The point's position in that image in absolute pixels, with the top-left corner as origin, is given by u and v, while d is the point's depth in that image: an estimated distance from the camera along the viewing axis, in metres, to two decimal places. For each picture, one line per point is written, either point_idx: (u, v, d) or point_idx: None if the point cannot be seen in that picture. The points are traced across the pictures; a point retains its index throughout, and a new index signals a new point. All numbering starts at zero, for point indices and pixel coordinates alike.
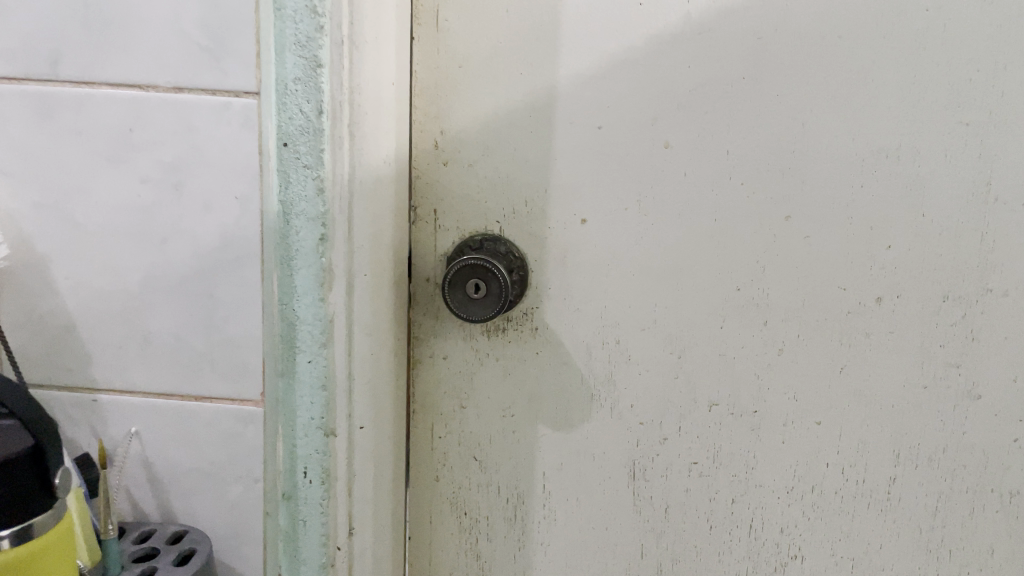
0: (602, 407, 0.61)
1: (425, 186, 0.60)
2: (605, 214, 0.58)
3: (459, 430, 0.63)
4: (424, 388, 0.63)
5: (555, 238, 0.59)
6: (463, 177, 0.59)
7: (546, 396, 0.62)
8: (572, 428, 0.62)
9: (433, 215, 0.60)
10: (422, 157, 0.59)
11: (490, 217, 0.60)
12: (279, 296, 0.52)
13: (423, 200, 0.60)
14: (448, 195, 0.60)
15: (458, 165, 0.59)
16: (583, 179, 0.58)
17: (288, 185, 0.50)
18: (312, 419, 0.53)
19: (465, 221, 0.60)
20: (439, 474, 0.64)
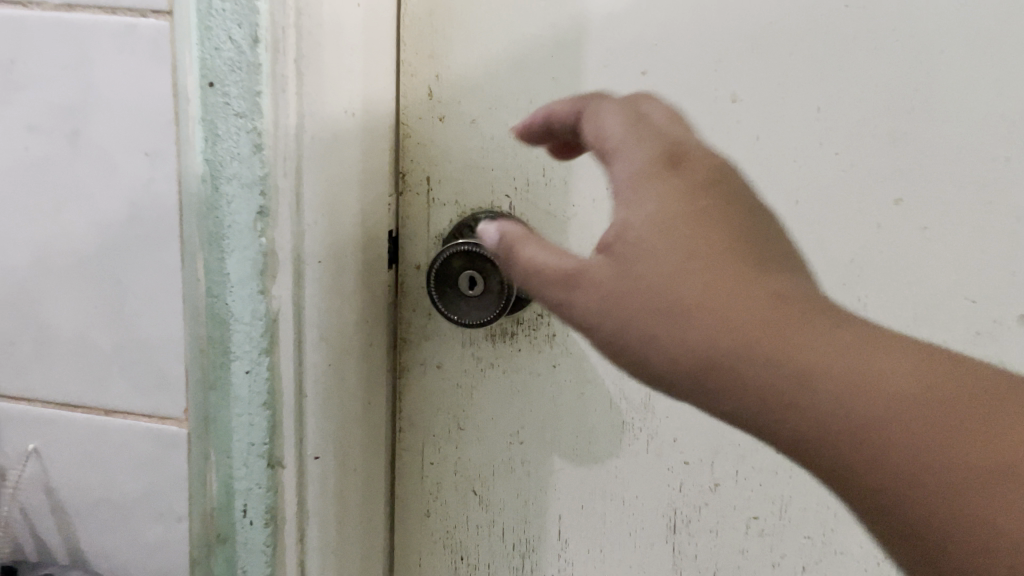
0: (635, 443, 0.47)
1: (416, 148, 0.47)
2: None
3: (455, 457, 0.51)
4: (413, 403, 0.50)
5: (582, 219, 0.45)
6: (466, 137, 0.46)
7: (564, 422, 0.48)
8: (598, 464, 0.48)
9: (426, 184, 0.47)
10: (413, 109, 0.46)
11: (498, 189, 0.46)
12: (206, 285, 0.40)
13: (415, 166, 0.47)
14: (446, 159, 0.46)
15: (458, 121, 0.46)
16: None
17: (216, 140, 0.38)
18: (252, 445, 0.42)
19: (467, 193, 0.46)
20: (430, 509, 0.52)
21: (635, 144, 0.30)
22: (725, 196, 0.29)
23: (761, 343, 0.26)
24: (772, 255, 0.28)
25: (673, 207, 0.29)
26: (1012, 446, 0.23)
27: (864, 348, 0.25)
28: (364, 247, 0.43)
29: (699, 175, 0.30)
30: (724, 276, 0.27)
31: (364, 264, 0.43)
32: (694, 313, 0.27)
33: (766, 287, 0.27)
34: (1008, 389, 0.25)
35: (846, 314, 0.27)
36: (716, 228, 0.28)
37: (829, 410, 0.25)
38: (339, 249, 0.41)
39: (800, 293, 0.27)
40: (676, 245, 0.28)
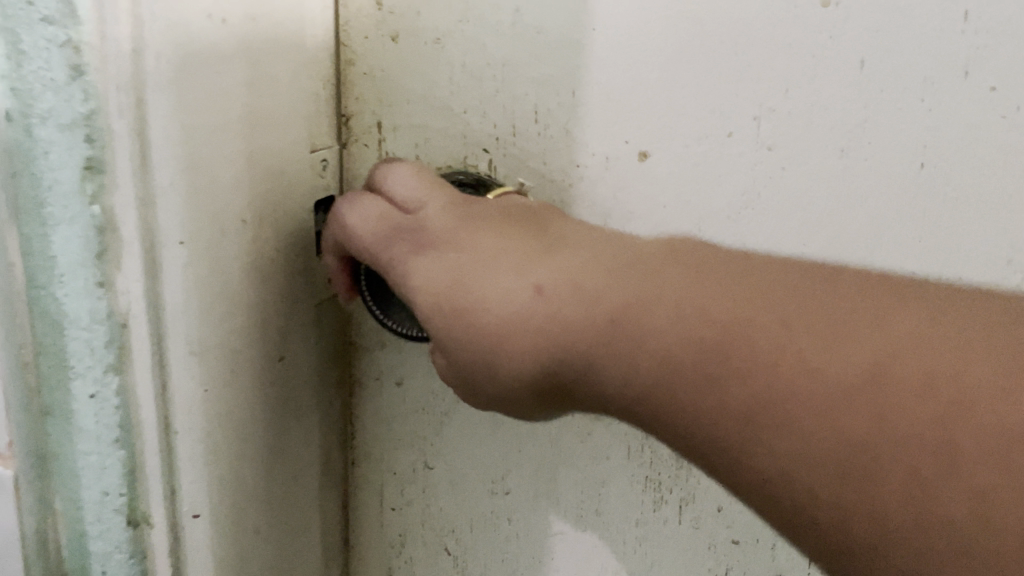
0: (663, 507, 0.35)
1: (364, 81, 0.35)
2: (678, 148, 0.31)
3: (423, 505, 0.39)
4: (367, 428, 0.38)
5: (587, 185, 0.33)
6: (427, 63, 0.33)
7: (564, 476, 0.36)
8: (612, 534, 0.36)
9: (379, 132, 0.35)
10: (358, 24, 0.34)
11: (473, 140, 0.34)
12: (29, 272, 0.28)
13: (361, 104, 0.35)
14: (402, 92, 0.34)
15: (417, 43, 0.33)
16: (647, 74, 0.30)
17: (25, 62, 0.26)
18: (105, 496, 0.30)
19: (432, 143, 0.34)
20: (394, 567, 0.41)
21: (392, 239, 0.29)
22: (470, 233, 0.28)
23: (554, 337, 0.25)
24: (557, 237, 0.28)
25: (438, 280, 0.28)
26: (831, 370, 0.21)
27: (623, 300, 0.24)
28: (274, 218, 0.30)
29: (451, 222, 0.28)
30: (506, 276, 0.26)
31: (275, 245, 0.30)
32: (486, 332, 0.26)
33: (539, 281, 0.26)
34: (836, 280, 0.23)
35: (621, 273, 0.25)
36: (488, 245, 0.27)
37: (662, 397, 0.23)
38: (235, 217, 0.28)
39: (566, 270, 0.26)
40: (450, 280, 0.27)
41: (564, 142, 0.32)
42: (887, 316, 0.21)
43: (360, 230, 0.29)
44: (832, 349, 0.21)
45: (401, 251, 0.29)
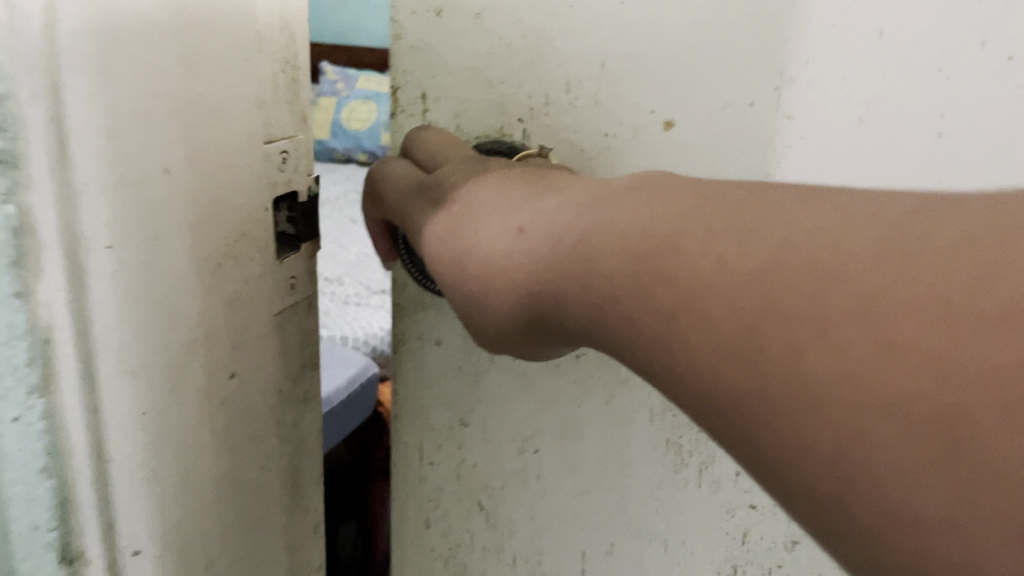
0: (685, 469, 0.41)
1: (409, 52, 0.37)
2: (705, 110, 0.34)
3: (459, 461, 0.46)
4: (408, 384, 0.45)
5: (617, 149, 0.36)
6: (468, 33, 0.36)
7: (588, 438, 0.42)
8: (631, 489, 0.43)
9: (421, 103, 0.38)
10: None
11: (508, 111, 0.37)
12: None
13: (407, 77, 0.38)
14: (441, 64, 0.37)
15: (461, 14, 0.36)
16: (678, 36, 0.33)
17: None
18: (35, 530, 0.27)
19: (468, 115, 0.37)
20: (430, 519, 0.48)
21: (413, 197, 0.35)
22: (475, 180, 0.32)
23: (530, 266, 0.27)
24: (554, 182, 0.30)
25: (441, 225, 0.31)
26: (801, 338, 0.19)
27: (595, 255, 0.24)
28: (224, 181, 0.28)
29: (461, 175, 0.33)
30: (495, 223, 0.29)
31: (274, 200, 0.31)
32: (482, 267, 0.29)
33: (521, 224, 0.28)
34: (832, 211, 0.20)
35: (600, 219, 0.25)
36: (496, 194, 0.30)
37: (611, 317, 0.24)
38: (160, 165, 0.25)
39: (545, 211, 0.28)
40: (454, 222, 0.31)
41: (607, 107, 0.35)
42: (873, 265, 0.18)
43: (397, 187, 0.36)
44: (795, 317, 0.19)
45: (420, 206, 0.34)
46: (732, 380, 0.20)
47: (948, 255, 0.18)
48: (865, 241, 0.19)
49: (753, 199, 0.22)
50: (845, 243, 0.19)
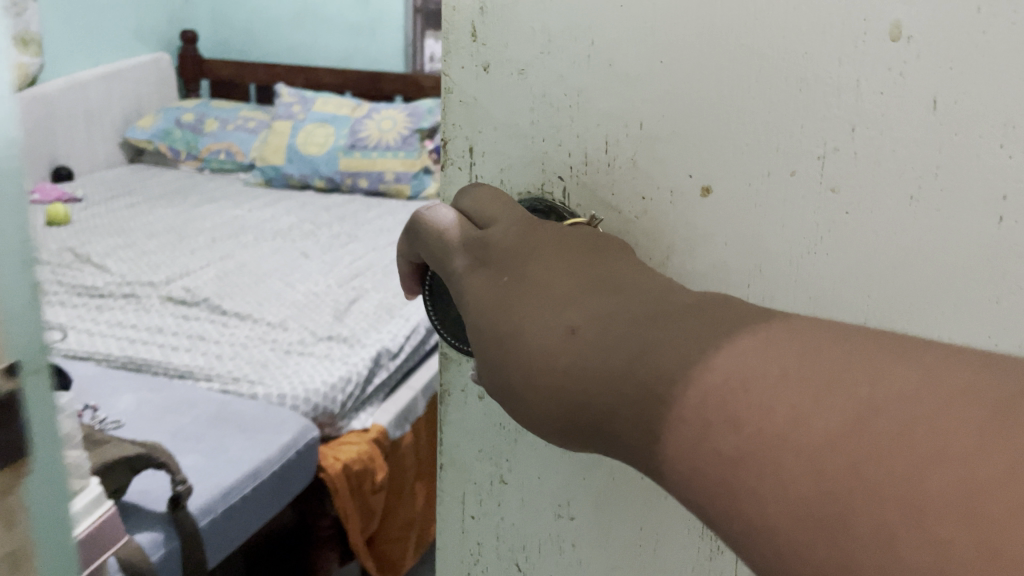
0: (719, 556, 0.44)
1: (460, 105, 0.44)
2: (740, 184, 0.40)
3: (497, 519, 0.47)
4: (452, 437, 0.47)
5: (653, 212, 0.42)
6: (516, 98, 0.42)
7: (619, 504, 0.45)
8: (657, 559, 0.45)
9: (469, 154, 0.45)
10: (460, 54, 0.43)
11: (549, 169, 0.43)
12: None
13: (456, 132, 0.45)
14: (491, 124, 0.44)
15: (507, 74, 0.42)
16: (723, 116, 0.39)
17: None
18: None
19: (511, 168, 0.44)
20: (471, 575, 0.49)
21: (461, 251, 0.38)
22: (526, 253, 0.36)
23: (573, 376, 0.30)
24: (610, 287, 0.33)
25: (488, 295, 0.35)
26: (869, 507, 0.22)
27: (669, 373, 0.28)
28: None
29: (516, 237, 0.37)
30: (550, 314, 0.32)
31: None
32: (530, 364, 0.32)
33: (574, 326, 0.31)
34: (920, 370, 0.24)
35: (674, 341, 0.29)
36: (540, 275, 0.34)
37: (668, 447, 0.27)
38: None
39: (593, 317, 0.31)
40: (497, 303, 0.35)
41: (651, 177, 0.41)
42: (972, 449, 0.22)
43: (437, 234, 0.39)
44: (876, 483, 0.23)
45: (465, 262, 0.38)
46: (791, 527, 0.24)
47: (1016, 477, 0.21)
48: (959, 426, 0.22)
49: (863, 362, 0.25)
50: (936, 428, 0.23)
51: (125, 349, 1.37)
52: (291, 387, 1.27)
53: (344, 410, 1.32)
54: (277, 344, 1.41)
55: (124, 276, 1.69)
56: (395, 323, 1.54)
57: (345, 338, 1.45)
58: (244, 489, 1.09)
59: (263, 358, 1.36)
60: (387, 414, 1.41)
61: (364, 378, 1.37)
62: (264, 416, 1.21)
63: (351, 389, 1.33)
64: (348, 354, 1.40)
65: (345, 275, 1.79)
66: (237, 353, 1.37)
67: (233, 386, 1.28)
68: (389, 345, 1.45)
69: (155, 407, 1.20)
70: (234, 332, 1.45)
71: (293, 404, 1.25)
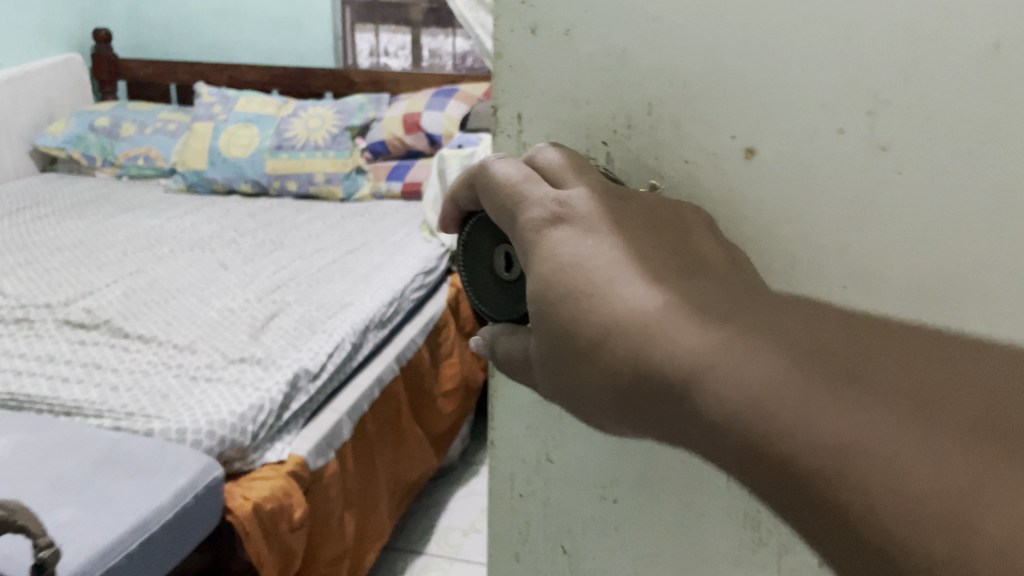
0: (763, 547, 0.45)
1: (508, 71, 0.44)
2: (788, 147, 0.40)
3: (545, 495, 0.49)
4: (501, 414, 0.48)
5: (699, 176, 0.42)
6: (561, 60, 0.42)
7: (663, 487, 0.46)
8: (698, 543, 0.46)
9: (517, 121, 0.45)
10: (508, 17, 0.43)
11: (594, 136, 0.43)
12: None
13: (505, 98, 0.45)
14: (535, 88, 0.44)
15: (551, 35, 0.42)
16: (760, 71, 0.38)
17: None
18: None
19: (555, 138, 0.44)
20: (518, 554, 0.51)
21: (533, 202, 0.39)
22: (603, 225, 0.38)
23: (653, 342, 0.33)
24: (685, 267, 0.37)
25: (566, 251, 0.37)
26: (994, 497, 0.25)
27: (763, 348, 0.31)
28: None
29: (593, 204, 0.39)
30: (640, 279, 0.35)
31: None
32: (613, 320, 0.34)
33: (670, 300, 0.33)
34: (1003, 390, 0.29)
35: (771, 324, 0.32)
36: (621, 247, 0.37)
37: (759, 410, 0.29)
38: None
39: (685, 296, 0.34)
40: (575, 263, 0.37)
41: (694, 143, 0.42)
42: None
43: (502, 186, 0.41)
44: (993, 484, 0.26)
45: (538, 214, 0.39)
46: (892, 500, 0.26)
47: None
48: None
49: (957, 385, 0.29)
50: None
51: (10, 384, 1.26)
52: (193, 419, 1.16)
53: (257, 441, 1.21)
54: (183, 370, 1.31)
55: (19, 301, 1.57)
56: (316, 340, 1.47)
57: (259, 361, 1.36)
58: (130, 545, 0.95)
59: (164, 388, 1.26)
60: (307, 442, 1.30)
61: (279, 405, 1.27)
62: (160, 454, 1.09)
63: (264, 418, 1.22)
64: (260, 379, 1.31)
65: (265, 288, 1.72)
66: (135, 383, 1.27)
67: (126, 421, 1.17)
68: (309, 365, 1.37)
69: (35, 453, 1.07)
70: (134, 358, 1.35)
71: (196, 437, 1.14)
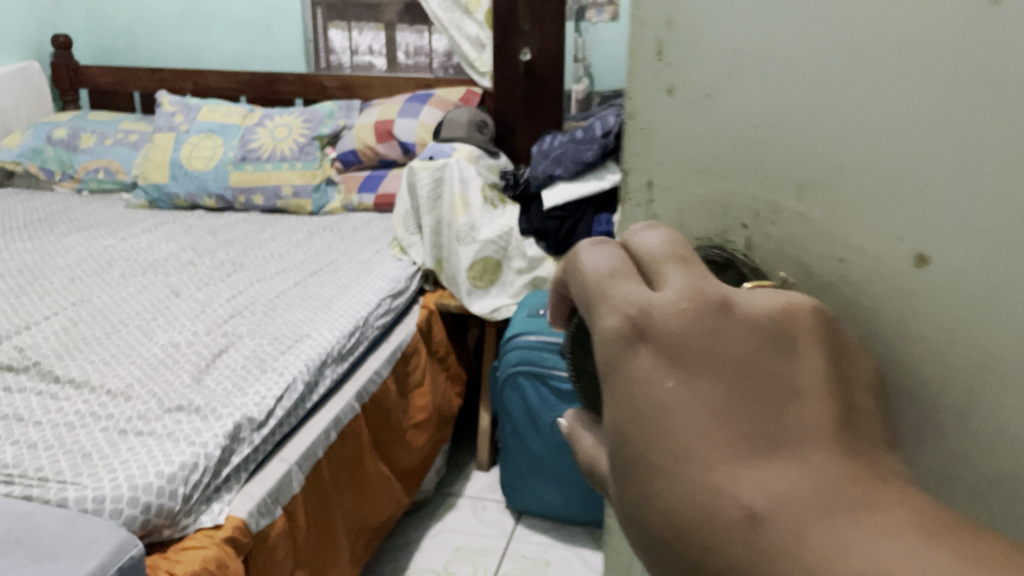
0: None
1: (643, 141, 0.58)
2: (946, 240, 0.45)
3: None
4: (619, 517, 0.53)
5: (849, 273, 0.50)
6: (707, 127, 0.55)
7: None
8: None
9: (647, 188, 0.60)
10: (647, 95, 0.56)
11: (739, 220, 0.55)
12: None
13: (637, 164, 0.60)
14: (675, 157, 0.57)
15: (698, 99, 0.54)
16: (818, 163, 0.50)
17: None
18: None
19: (690, 211, 0.58)
20: None
21: (621, 313, 0.43)
22: (697, 373, 0.42)
23: (742, 536, 0.39)
24: (778, 445, 0.41)
25: (643, 411, 0.42)
26: None
27: (825, 538, 0.38)
28: None
29: (683, 319, 0.42)
30: (731, 465, 0.41)
31: None
32: (697, 506, 0.40)
33: (751, 495, 0.40)
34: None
35: (851, 538, 0.37)
36: (719, 413, 0.41)
37: None
38: None
39: (772, 496, 0.40)
40: (664, 431, 0.41)
41: (824, 222, 0.51)
42: None
43: (584, 282, 0.46)
44: None
45: (620, 326, 0.43)
46: None
47: None
48: None
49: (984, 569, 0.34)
50: None
51: None
52: (114, 485, 1.06)
53: (190, 504, 1.11)
54: (110, 425, 1.21)
55: None
56: (264, 381, 1.38)
57: (198, 409, 1.26)
58: None
59: (87, 445, 1.15)
60: (248, 500, 1.19)
61: (217, 460, 1.17)
62: (71, 532, 0.97)
63: (197, 478, 1.13)
64: (196, 431, 1.20)
65: (216, 320, 1.64)
66: (57, 441, 1.16)
67: (38, 489, 1.06)
68: (252, 413, 1.27)
69: None
70: (61, 409, 1.26)
71: (116, 507, 1.03)
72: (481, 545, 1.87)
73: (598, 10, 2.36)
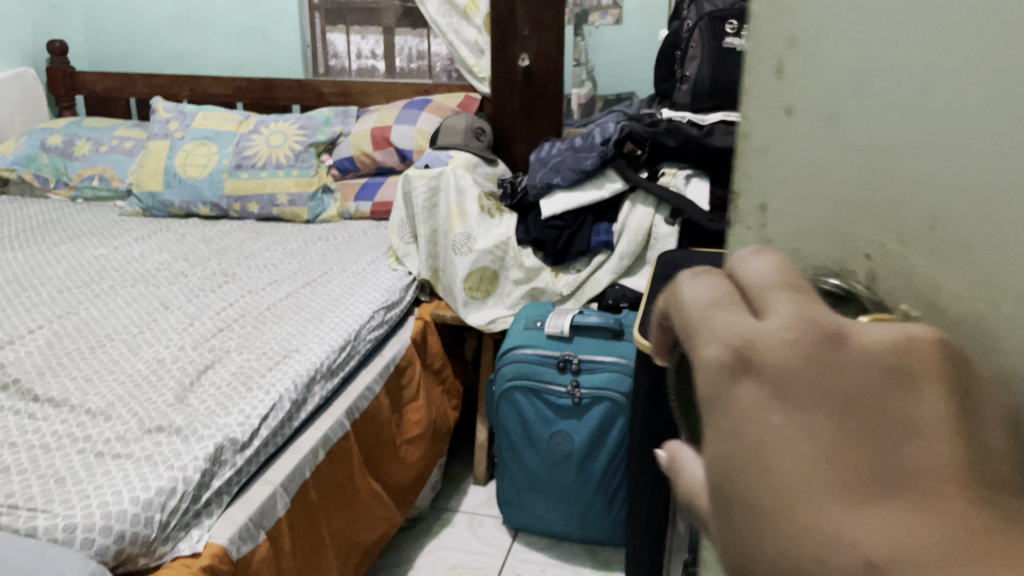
0: None
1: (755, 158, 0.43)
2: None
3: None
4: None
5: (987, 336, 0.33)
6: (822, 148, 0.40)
7: None
8: None
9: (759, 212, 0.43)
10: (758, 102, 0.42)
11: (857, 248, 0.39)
12: None
13: (750, 188, 0.44)
14: (800, 180, 0.41)
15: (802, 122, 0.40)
16: (963, 197, 0.34)
17: None
18: None
19: (809, 233, 0.41)
20: None
21: (727, 346, 0.31)
22: (812, 405, 0.30)
23: None
24: (911, 487, 0.29)
25: (742, 441, 0.30)
26: None
27: None
28: None
29: (799, 351, 0.30)
30: (851, 514, 0.29)
31: None
32: (804, 560, 0.29)
33: (877, 550, 0.28)
34: None
35: None
36: (836, 444, 0.30)
37: None
38: None
39: (896, 546, 0.28)
40: (764, 466, 0.30)
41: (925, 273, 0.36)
42: None
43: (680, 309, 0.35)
44: None
45: (722, 355, 0.32)
46: None
47: None
48: None
49: None
50: None
51: None
52: (85, 512, 1.02)
53: (168, 530, 1.07)
54: (88, 446, 1.17)
55: None
56: (250, 400, 1.34)
57: (179, 430, 1.22)
58: None
59: (62, 469, 1.11)
60: (230, 526, 1.15)
61: (197, 485, 1.13)
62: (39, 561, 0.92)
63: (174, 504, 1.08)
64: (176, 454, 1.16)
65: (205, 334, 1.60)
66: (31, 463, 1.12)
67: (7, 517, 1.01)
68: (235, 434, 1.23)
69: None
70: (40, 429, 1.22)
71: (87, 536, 0.99)
72: (476, 564, 1.82)
73: (603, 14, 2.37)
